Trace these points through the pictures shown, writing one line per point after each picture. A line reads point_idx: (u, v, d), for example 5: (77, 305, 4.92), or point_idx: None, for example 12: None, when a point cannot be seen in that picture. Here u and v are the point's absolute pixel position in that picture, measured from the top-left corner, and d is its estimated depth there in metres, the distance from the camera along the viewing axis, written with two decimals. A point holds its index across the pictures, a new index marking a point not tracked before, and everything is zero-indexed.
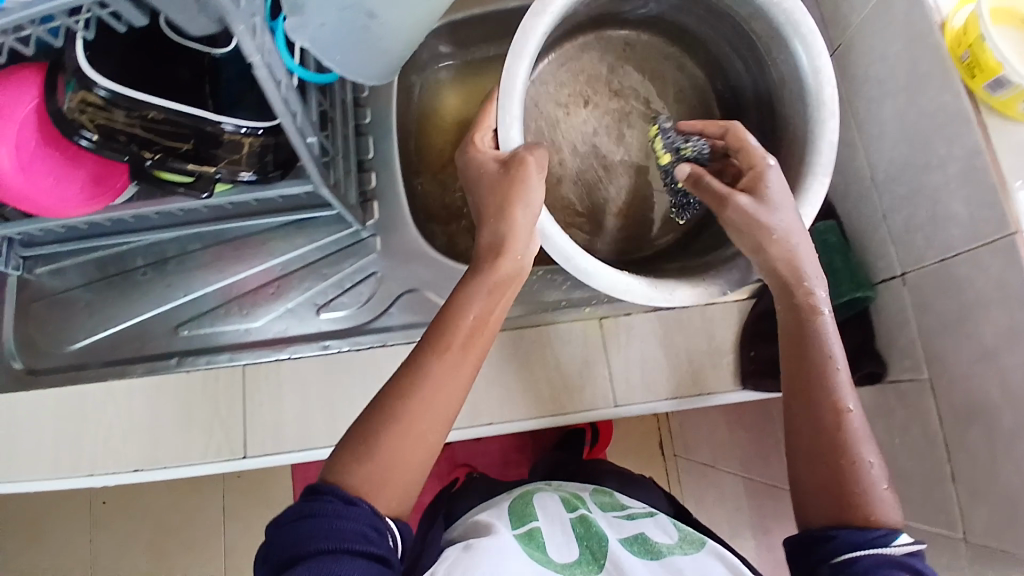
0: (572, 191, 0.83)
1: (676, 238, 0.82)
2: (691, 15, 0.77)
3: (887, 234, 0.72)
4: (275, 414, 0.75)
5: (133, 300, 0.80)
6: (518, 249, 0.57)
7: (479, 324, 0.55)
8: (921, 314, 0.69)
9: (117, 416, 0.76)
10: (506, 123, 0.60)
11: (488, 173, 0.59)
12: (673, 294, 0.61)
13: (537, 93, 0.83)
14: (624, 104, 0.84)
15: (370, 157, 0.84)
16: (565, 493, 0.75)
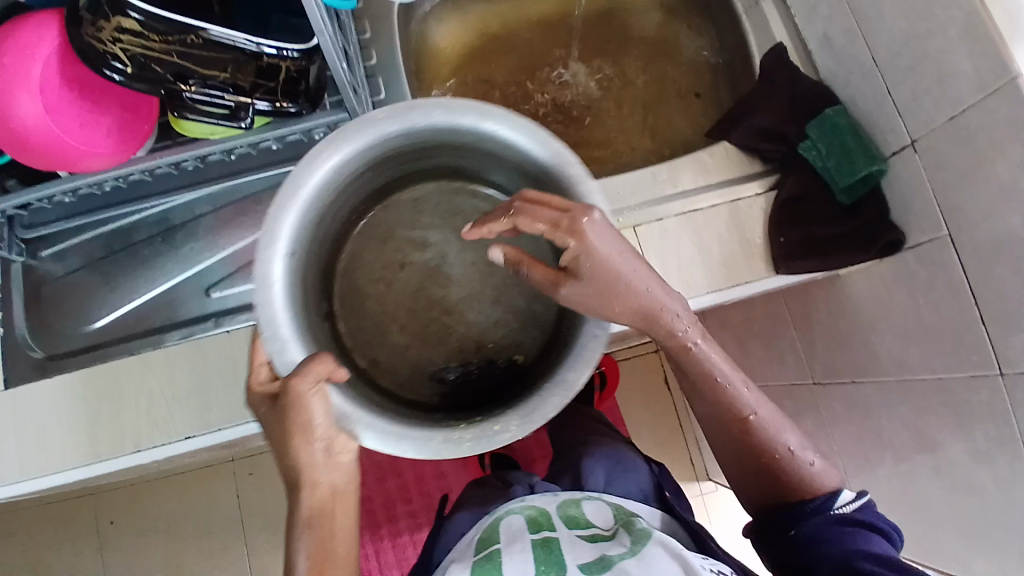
0: (417, 353, 0.64)
1: (491, 395, 0.62)
2: (450, 159, 0.62)
3: (895, 107, 0.77)
4: None
5: (151, 271, 0.76)
6: (315, 433, 0.51)
7: (319, 510, 0.52)
8: (936, 173, 0.73)
9: (158, 385, 0.71)
10: (277, 348, 0.51)
11: (262, 416, 0.53)
12: (460, 435, 0.54)
13: (346, 264, 0.64)
14: (478, 237, 0.64)
15: (381, 97, 0.83)
16: (533, 510, 0.79)
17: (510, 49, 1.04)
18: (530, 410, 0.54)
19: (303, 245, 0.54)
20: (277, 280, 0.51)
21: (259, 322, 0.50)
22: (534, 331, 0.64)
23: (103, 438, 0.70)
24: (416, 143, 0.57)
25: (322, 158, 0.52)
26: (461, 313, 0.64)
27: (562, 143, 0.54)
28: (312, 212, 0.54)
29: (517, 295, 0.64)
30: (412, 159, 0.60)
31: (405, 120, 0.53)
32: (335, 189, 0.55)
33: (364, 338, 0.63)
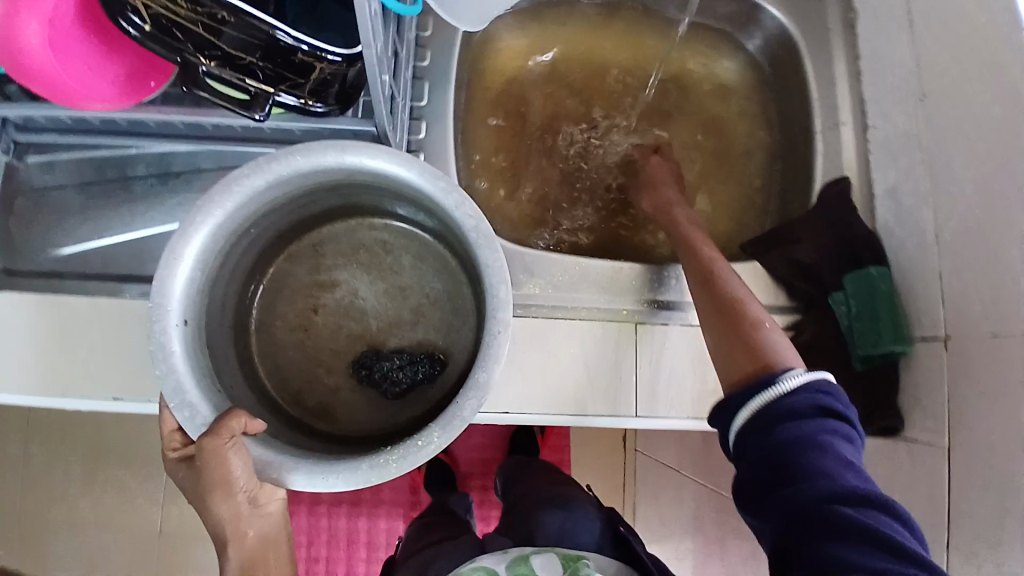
0: (350, 392, 0.68)
1: (432, 401, 0.68)
2: (337, 198, 0.66)
3: (941, 293, 0.72)
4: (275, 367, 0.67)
5: (137, 212, 0.72)
6: (236, 486, 0.52)
7: (251, 559, 0.55)
8: (958, 381, 0.69)
9: (103, 337, 0.68)
10: (186, 415, 0.50)
11: (184, 480, 0.54)
12: (386, 457, 0.52)
13: (262, 316, 0.68)
14: (385, 268, 0.71)
15: (422, 103, 0.78)
16: (481, 570, 0.75)
17: (568, 82, 0.96)
18: (449, 417, 0.53)
19: (196, 313, 0.54)
20: (177, 354, 0.50)
21: (164, 393, 0.50)
22: (449, 337, 0.70)
23: (30, 376, 0.66)
24: (297, 186, 0.58)
25: (193, 228, 0.51)
26: (383, 342, 0.70)
27: (429, 163, 0.55)
28: (197, 278, 0.53)
29: (439, 310, 0.71)
30: (292, 202, 0.61)
31: (272, 174, 0.52)
32: (217, 254, 0.55)
33: (285, 378, 0.67)
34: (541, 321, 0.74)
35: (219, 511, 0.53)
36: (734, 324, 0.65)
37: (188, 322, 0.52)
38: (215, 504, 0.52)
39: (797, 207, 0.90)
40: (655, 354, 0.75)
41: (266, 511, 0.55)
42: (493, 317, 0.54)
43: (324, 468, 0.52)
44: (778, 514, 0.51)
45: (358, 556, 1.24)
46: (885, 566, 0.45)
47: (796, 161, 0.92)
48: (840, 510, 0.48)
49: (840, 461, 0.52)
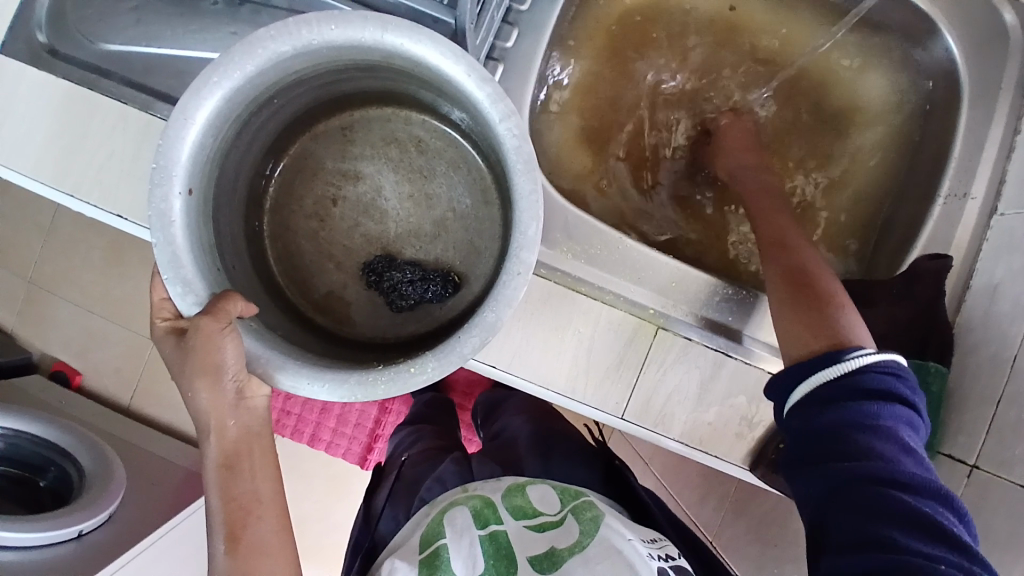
0: (356, 293, 0.64)
1: (438, 322, 0.64)
2: (374, 81, 0.61)
3: (990, 420, 0.66)
4: (287, 246, 0.63)
5: (192, 27, 0.67)
6: (225, 374, 0.48)
7: (234, 452, 0.50)
8: (967, 514, 0.65)
9: (125, 149, 0.66)
10: (179, 289, 0.48)
11: (168, 355, 0.49)
12: (374, 377, 0.48)
13: (278, 195, 0.64)
14: (414, 169, 0.65)
15: (522, 9, 0.69)
16: (478, 499, 0.69)
17: (689, 39, 0.85)
18: (449, 349, 0.48)
19: (202, 183, 0.51)
20: (176, 223, 0.48)
21: (159, 265, 0.48)
22: (469, 260, 0.65)
23: (53, 162, 0.66)
24: (328, 60, 0.53)
25: (207, 89, 0.47)
26: (400, 250, 0.65)
27: (477, 62, 0.49)
28: (207, 145, 0.50)
29: (463, 227, 0.65)
30: (322, 76, 0.57)
31: (298, 42, 0.48)
32: (230, 122, 0.52)
33: (295, 266, 0.63)
34: (562, 290, 0.69)
35: (203, 395, 0.48)
36: (805, 296, 0.63)
37: (192, 192, 0.49)
38: (198, 382, 0.48)
39: (883, 263, 0.81)
40: (665, 366, 0.70)
41: (252, 406, 0.50)
42: (515, 256, 0.49)
43: (313, 373, 0.48)
44: (830, 480, 0.51)
45: (326, 424, 1.30)
46: (938, 555, 0.44)
47: (904, 214, 0.82)
48: (894, 496, 0.47)
49: (897, 447, 0.51)
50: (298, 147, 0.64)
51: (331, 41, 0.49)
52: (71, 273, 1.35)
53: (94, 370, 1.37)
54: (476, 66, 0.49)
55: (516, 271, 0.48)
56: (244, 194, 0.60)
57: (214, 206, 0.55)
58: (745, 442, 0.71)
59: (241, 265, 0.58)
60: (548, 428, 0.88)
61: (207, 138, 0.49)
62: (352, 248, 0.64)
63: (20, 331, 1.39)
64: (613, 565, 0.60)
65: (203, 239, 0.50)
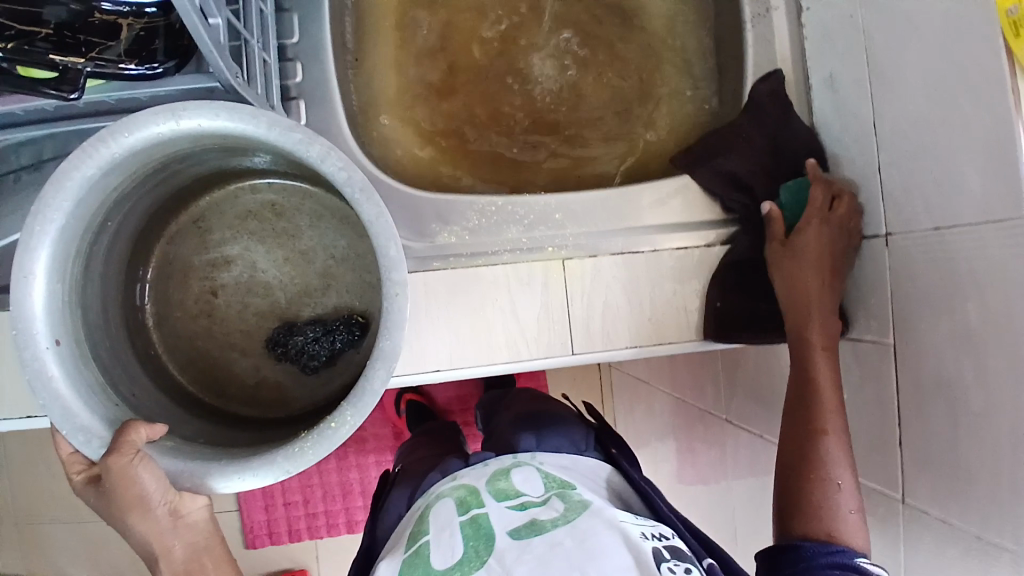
0: (272, 371, 0.65)
1: (360, 366, 0.66)
2: (203, 167, 0.59)
3: (882, 189, 0.66)
4: (188, 348, 0.62)
5: (11, 209, 0.68)
6: (151, 503, 0.48)
7: (187, 574, 0.50)
8: (903, 280, 0.64)
9: (6, 351, 0.66)
10: (83, 438, 0.48)
11: (93, 505, 0.50)
12: (301, 445, 0.50)
13: (158, 308, 0.62)
14: (279, 232, 0.65)
15: (293, 41, 0.70)
16: (463, 490, 0.72)
17: None
18: (360, 393, 0.50)
19: (72, 328, 0.49)
20: (56, 379, 0.47)
21: (53, 423, 0.47)
22: (366, 297, 0.66)
23: None
24: (145, 163, 0.52)
25: (32, 238, 0.46)
26: (297, 313, 0.67)
27: (279, 115, 0.48)
28: (59, 293, 0.48)
29: (349, 267, 0.66)
30: (152, 180, 0.55)
31: (101, 160, 0.46)
32: (75, 263, 0.50)
33: (199, 370, 0.62)
34: (461, 270, 0.70)
35: (138, 529, 0.48)
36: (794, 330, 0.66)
37: (62, 339, 0.48)
38: (128, 521, 0.48)
39: (731, 104, 0.80)
40: (586, 288, 0.71)
41: (191, 520, 0.50)
42: (388, 279, 0.49)
43: (246, 469, 0.49)
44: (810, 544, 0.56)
45: (354, 505, 1.36)
46: None
47: (727, 41, 0.81)
48: None
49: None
50: (164, 251, 0.62)
51: (136, 145, 0.47)
52: (47, 489, 1.33)
53: (111, 570, 1.34)
54: (281, 118, 0.49)
55: (395, 294, 0.50)
56: (121, 314, 0.57)
57: (92, 338, 0.52)
58: (688, 319, 0.73)
59: (142, 388, 0.56)
60: (538, 412, 0.89)
61: (58, 283, 0.48)
62: (243, 334, 0.65)
63: (30, 573, 1.34)
64: (605, 537, 0.61)
65: (93, 387, 0.50)
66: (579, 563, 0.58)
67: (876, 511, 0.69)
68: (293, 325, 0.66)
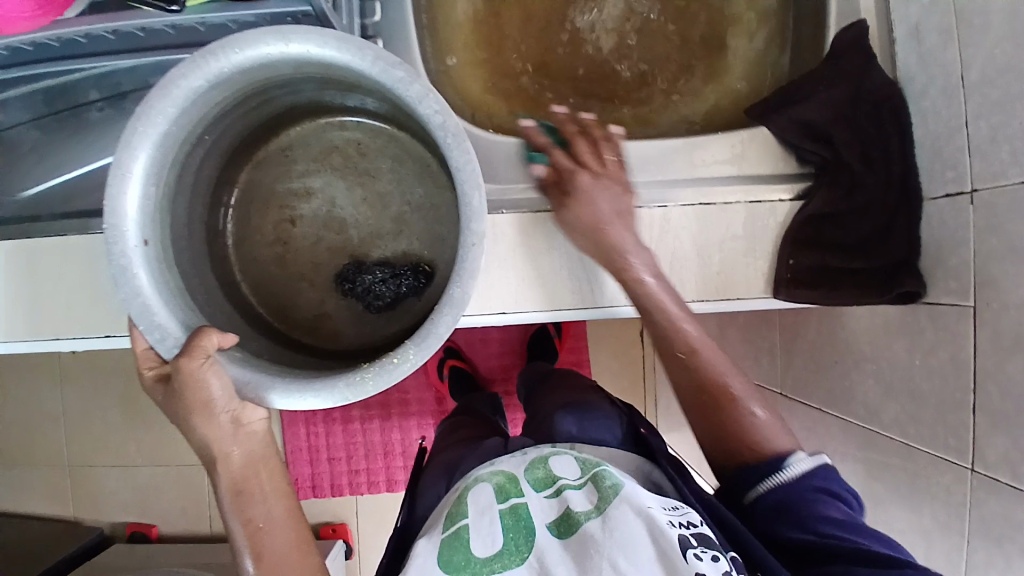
0: (336, 305, 0.66)
1: (420, 313, 0.65)
2: (298, 97, 0.60)
3: (967, 141, 0.62)
4: (268, 272, 0.64)
5: (92, 140, 0.71)
6: (216, 407, 0.49)
7: (242, 478, 0.50)
8: (986, 236, 0.60)
9: (77, 275, 0.66)
10: (157, 336, 0.49)
11: (162, 402, 0.50)
12: (362, 375, 0.49)
13: (240, 229, 0.64)
14: (361, 172, 0.66)
15: None
16: (501, 475, 0.56)
17: None
18: (425, 334, 0.50)
19: (158, 231, 0.51)
20: (136, 276, 0.48)
21: (132, 317, 0.49)
22: (435, 246, 0.66)
23: (23, 318, 0.67)
24: (247, 85, 0.53)
25: (137, 138, 0.48)
26: (367, 252, 0.67)
27: (381, 50, 0.49)
28: (151, 194, 0.50)
29: (422, 217, 0.66)
30: (248, 104, 0.57)
31: (209, 73, 0.48)
32: (169, 171, 0.52)
33: (274, 298, 0.64)
34: (530, 215, 0.70)
35: (201, 429, 0.49)
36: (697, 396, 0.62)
37: (149, 241, 0.50)
38: (193, 420, 0.49)
39: (811, 51, 0.79)
40: (656, 236, 0.71)
41: (252, 429, 0.51)
42: (467, 230, 0.50)
43: (300, 394, 0.49)
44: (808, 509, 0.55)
45: (395, 464, 1.38)
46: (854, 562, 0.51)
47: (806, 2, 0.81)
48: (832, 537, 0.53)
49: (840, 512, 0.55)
50: (253, 173, 0.65)
51: (238, 64, 0.49)
52: (101, 439, 1.37)
53: (157, 517, 1.38)
54: (388, 56, 0.50)
55: (477, 235, 0.50)
56: (203, 229, 0.59)
57: (177, 250, 0.55)
58: (759, 273, 0.73)
59: (215, 307, 0.57)
60: (570, 401, 0.75)
61: (150, 185, 0.50)
62: (316, 268, 0.66)
63: (78, 515, 1.39)
64: (634, 530, 0.47)
65: (170, 297, 0.51)
66: (608, 551, 0.45)
67: (943, 480, 0.66)
68: (360, 262, 0.66)
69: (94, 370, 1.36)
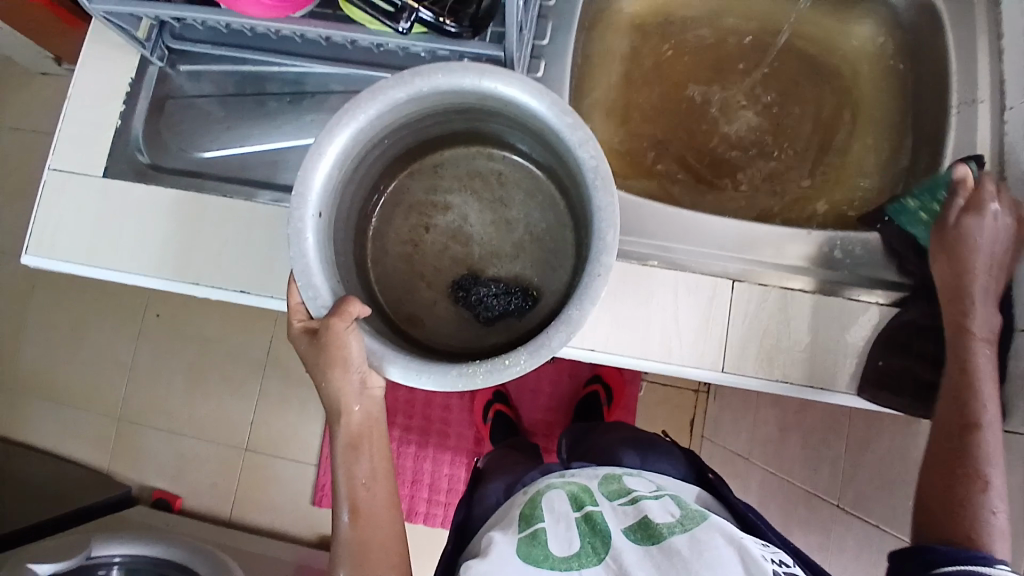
0: (446, 308, 0.71)
1: (523, 331, 0.69)
2: (462, 124, 0.68)
3: None
4: (394, 266, 0.71)
5: (261, 126, 0.78)
6: (351, 365, 0.55)
7: (357, 433, 0.57)
8: None
9: (229, 232, 0.74)
10: (310, 295, 0.55)
11: (303, 351, 0.56)
12: (473, 369, 0.53)
13: (380, 225, 0.71)
14: (495, 198, 0.73)
15: (544, 42, 0.79)
16: (575, 485, 0.63)
17: (687, 48, 0.96)
18: (539, 345, 0.53)
19: (330, 207, 0.58)
20: (308, 240, 0.55)
21: (294, 273, 0.55)
22: (546, 274, 0.71)
23: (170, 258, 0.74)
24: (432, 104, 0.61)
25: (339, 127, 0.55)
26: (484, 268, 0.72)
27: (558, 96, 0.56)
28: (334, 176, 0.57)
29: (539, 247, 0.71)
30: (424, 121, 0.65)
31: (412, 87, 0.56)
32: (350, 161, 0.60)
33: (394, 291, 0.70)
34: (638, 267, 0.75)
35: (334, 382, 0.55)
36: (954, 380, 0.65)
37: (322, 213, 0.56)
38: (329, 373, 0.55)
39: (924, 174, 0.84)
40: (750, 313, 0.75)
41: (373, 392, 0.57)
42: (596, 260, 0.54)
43: (415, 373, 0.54)
44: None
45: (420, 495, 1.38)
46: None
47: (923, 131, 0.87)
48: None
49: None
50: (404, 180, 0.72)
51: (435, 84, 0.57)
52: (159, 400, 1.43)
53: (188, 488, 1.42)
54: (562, 102, 0.57)
55: (600, 269, 0.54)
56: (356, 218, 0.67)
57: (335, 228, 0.62)
58: (845, 367, 0.74)
59: (353, 283, 0.64)
60: (639, 437, 0.81)
61: (336, 168, 0.57)
62: (436, 272, 0.72)
63: (116, 468, 1.44)
64: (723, 552, 0.51)
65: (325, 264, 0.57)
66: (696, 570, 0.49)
67: None
68: (475, 276, 0.72)
69: (172, 334, 1.44)
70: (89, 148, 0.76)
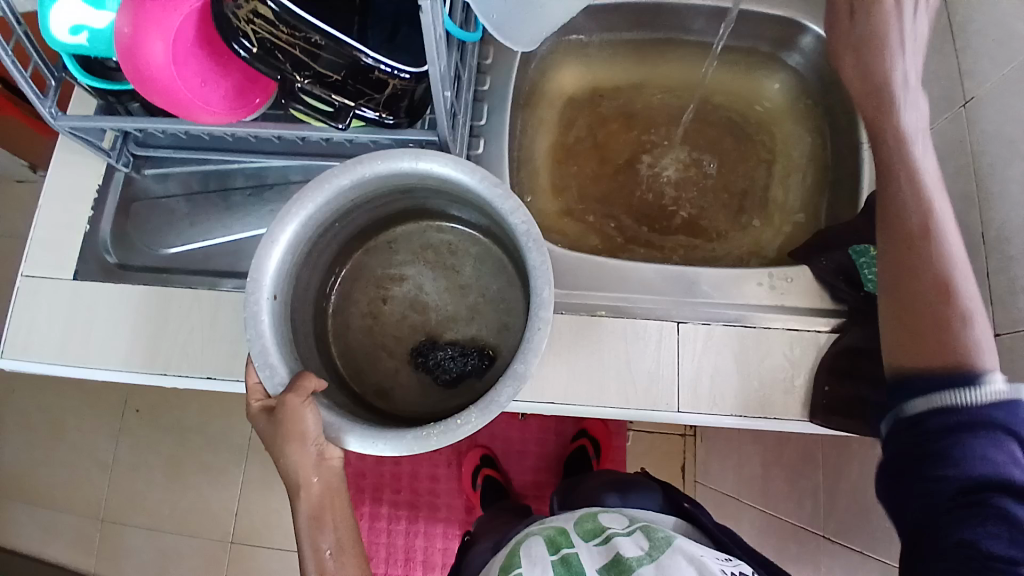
0: (408, 375, 0.74)
1: (481, 390, 0.72)
2: (410, 202, 0.73)
3: (989, 292, 0.70)
4: (355, 339, 0.74)
5: (224, 215, 0.83)
6: (309, 438, 0.57)
7: (320, 505, 0.58)
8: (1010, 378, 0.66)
9: (197, 322, 0.78)
10: (267, 373, 0.58)
11: (262, 429, 0.58)
12: (428, 432, 0.56)
13: (339, 301, 0.75)
14: (447, 266, 0.77)
15: (483, 121, 0.86)
16: (552, 529, 0.66)
17: (621, 112, 1.04)
18: (488, 402, 0.56)
19: (284, 290, 0.62)
20: (263, 323, 0.58)
21: (252, 354, 0.58)
22: (501, 334, 0.75)
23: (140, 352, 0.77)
24: (377, 187, 0.66)
25: (289, 215, 0.60)
26: (441, 333, 0.76)
27: (488, 171, 0.62)
28: (287, 262, 0.62)
29: (492, 308, 0.76)
30: (373, 202, 0.70)
31: (355, 174, 0.61)
32: (303, 246, 0.64)
33: (356, 363, 0.73)
34: (587, 318, 0.79)
35: (293, 457, 0.57)
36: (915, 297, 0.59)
37: (276, 296, 0.60)
38: (288, 448, 0.57)
39: (848, 208, 0.90)
40: (699, 351, 0.79)
41: (331, 463, 0.58)
42: (536, 315, 0.58)
43: (376, 440, 0.57)
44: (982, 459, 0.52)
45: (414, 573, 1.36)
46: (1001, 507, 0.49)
47: (845, 168, 0.94)
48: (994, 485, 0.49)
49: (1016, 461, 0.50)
50: (360, 257, 0.76)
51: (377, 169, 0.62)
52: (142, 500, 1.41)
53: None
54: (493, 176, 0.62)
55: (543, 323, 0.58)
56: (314, 297, 0.70)
57: (292, 308, 0.65)
58: (796, 395, 0.78)
59: (314, 359, 0.66)
60: (615, 478, 0.84)
61: (290, 254, 0.61)
62: (396, 340, 0.75)
63: None
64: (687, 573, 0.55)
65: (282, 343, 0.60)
66: None
67: None
68: (433, 343, 0.75)
69: (152, 430, 1.44)
70: (59, 255, 0.80)
